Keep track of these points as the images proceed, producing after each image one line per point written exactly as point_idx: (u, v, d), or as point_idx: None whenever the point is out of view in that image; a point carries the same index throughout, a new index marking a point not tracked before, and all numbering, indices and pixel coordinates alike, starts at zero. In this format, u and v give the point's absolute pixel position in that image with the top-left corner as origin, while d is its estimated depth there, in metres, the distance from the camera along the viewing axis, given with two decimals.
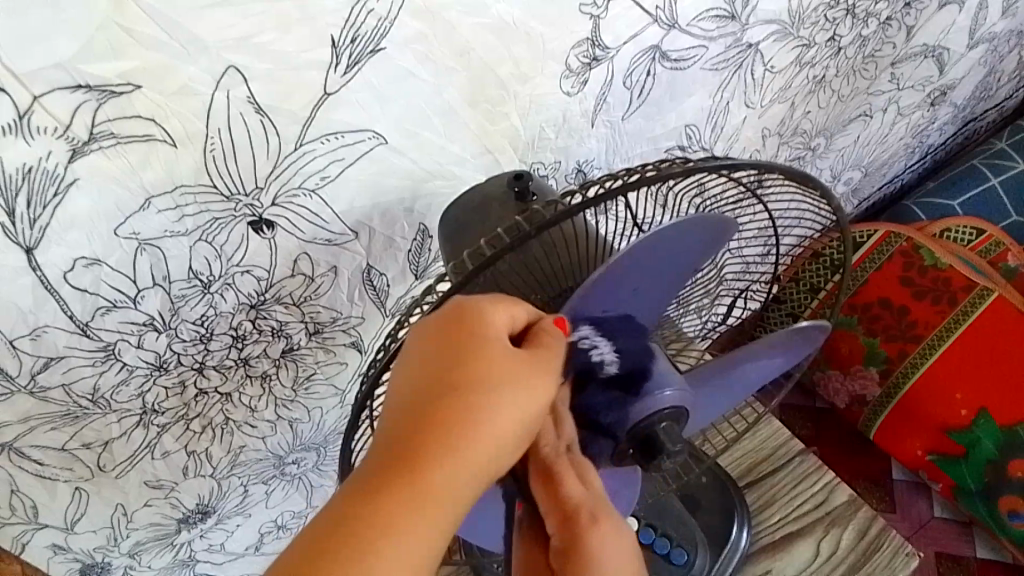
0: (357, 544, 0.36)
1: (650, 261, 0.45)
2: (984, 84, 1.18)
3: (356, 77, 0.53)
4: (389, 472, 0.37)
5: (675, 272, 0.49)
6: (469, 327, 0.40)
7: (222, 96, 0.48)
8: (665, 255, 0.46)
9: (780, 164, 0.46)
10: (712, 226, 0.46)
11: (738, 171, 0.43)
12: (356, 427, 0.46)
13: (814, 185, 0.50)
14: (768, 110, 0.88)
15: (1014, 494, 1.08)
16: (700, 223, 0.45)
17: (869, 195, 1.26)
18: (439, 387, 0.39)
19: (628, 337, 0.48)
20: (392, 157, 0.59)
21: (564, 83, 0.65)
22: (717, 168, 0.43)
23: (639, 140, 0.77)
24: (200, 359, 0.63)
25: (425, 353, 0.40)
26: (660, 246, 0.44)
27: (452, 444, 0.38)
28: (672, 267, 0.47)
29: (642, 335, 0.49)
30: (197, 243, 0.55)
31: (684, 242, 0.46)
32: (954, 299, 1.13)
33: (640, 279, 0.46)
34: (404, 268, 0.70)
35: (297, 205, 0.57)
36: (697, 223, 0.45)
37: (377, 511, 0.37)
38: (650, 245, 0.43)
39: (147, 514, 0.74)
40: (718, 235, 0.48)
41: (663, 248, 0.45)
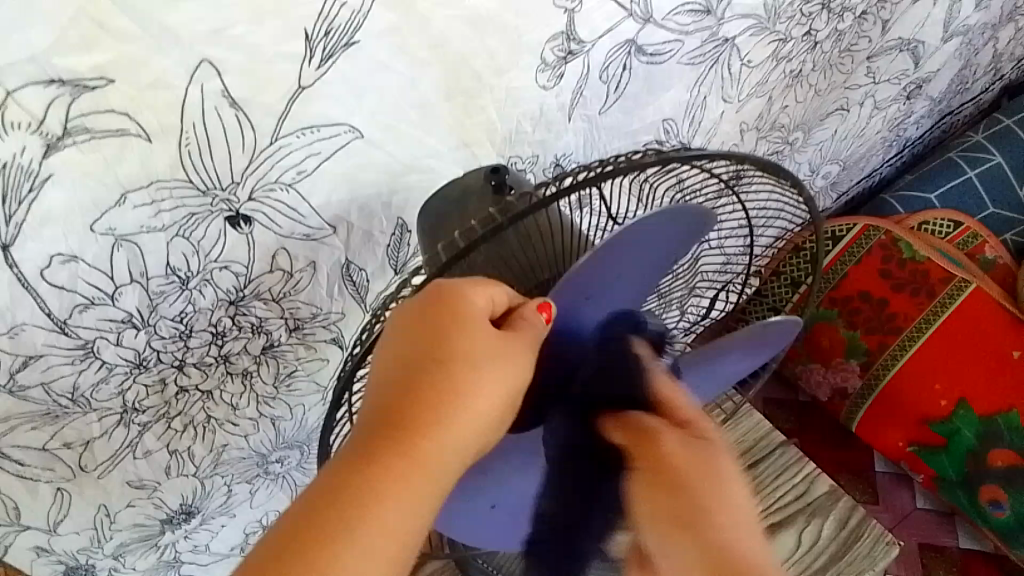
0: (339, 514, 0.37)
1: (630, 254, 0.45)
2: (959, 77, 1.20)
3: (331, 70, 0.53)
4: (368, 456, 0.38)
5: (656, 264, 0.48)
6: (462, 313, 0.40)
7: (196, 90, 0.49)
8: (644, 247, 0.46)
9: (755, 155, 0.47)
10: (691, 217, 0.46)
11: (712, 159, 0.43)
12: (333, 414, 0.46)
13: (788, 177, 0.50)
14: (745, 104, 0.89)
15: (996, 483, 1.09)
16: (678, 214, 0.45)
17: (848, 189, 1.27)
18: (417, 372, 0.40)
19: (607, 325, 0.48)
20: (369, 151, 0.60)
21: (540, 76, 0.66)
22: (691, 157, 0.43)
23: (617, 134, 0.78)
24: (180, 357, 0.63)
25: (404, 337, 0.40)
26: (639, 239, 0.44)
27: (435, 429, 0.39)
28: (652, 260, 0.48)
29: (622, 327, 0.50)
30: (174, 238, 0.55)
31: (663, 234, 0.46)
32: (933, 292, 1.14)
33: (620, 272, 0.46)
34: (383, 263, 0.70)
35: (274, 199, 0.57)
36: (675, 215, 0.45)
37: (361, 494, 0.37)
38: (629, 237, 0.44)
39: (130, 514, 0.74)
40: (697, 228, 0.48)
41: (642, 241, 0.45)
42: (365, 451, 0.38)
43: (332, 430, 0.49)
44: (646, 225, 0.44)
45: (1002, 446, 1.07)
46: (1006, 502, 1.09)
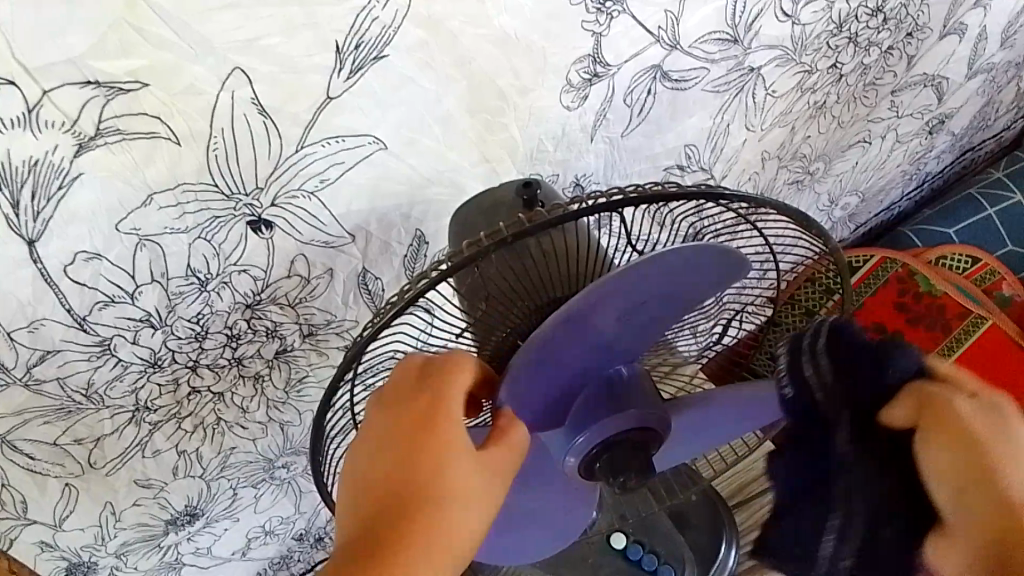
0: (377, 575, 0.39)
1: (659, 278, 0.43)
2: (982, 113, 1.19)
3: (359, 82, 0.54)
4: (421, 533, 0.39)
5: (665, 292, 0.45)
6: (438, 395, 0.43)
7: (227, 97, 0.49)
8: (669, 273, 0.43)
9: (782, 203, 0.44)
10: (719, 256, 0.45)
11: (733, 202, 0.42)
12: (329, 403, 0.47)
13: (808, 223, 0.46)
14: (767, 133, 0.89)
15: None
16: (720, 249, 0.44)
17: (866, 221, 1.27)
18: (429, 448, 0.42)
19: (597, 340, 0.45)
20: (392, 163, 0.60)
21: (564, 97, 0.66)
22: (714, 195, 0.42)
23: (638, 157, 0.78)
24: (194, 358, 0.63)
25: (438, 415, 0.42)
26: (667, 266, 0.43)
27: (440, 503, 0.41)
28: (676, 301, 0.46)
29: (607, 344, 0.46)
30: (196, 241, 0.55)
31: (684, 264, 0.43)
32: (948, 327, 1.11)
33: (631, 300, 0.44)
34: (399, 273, 0.70)
35: (296, 206, 0.58)
36: (711, 250, 0.44)
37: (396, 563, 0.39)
38: (661, 261, 0.42)
39: (135, 513, 0.74)
40: (733, 284, 0.49)
41: (676, 257, 0.43)
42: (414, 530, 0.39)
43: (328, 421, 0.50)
44: (684, 256, 0.43)
45: None
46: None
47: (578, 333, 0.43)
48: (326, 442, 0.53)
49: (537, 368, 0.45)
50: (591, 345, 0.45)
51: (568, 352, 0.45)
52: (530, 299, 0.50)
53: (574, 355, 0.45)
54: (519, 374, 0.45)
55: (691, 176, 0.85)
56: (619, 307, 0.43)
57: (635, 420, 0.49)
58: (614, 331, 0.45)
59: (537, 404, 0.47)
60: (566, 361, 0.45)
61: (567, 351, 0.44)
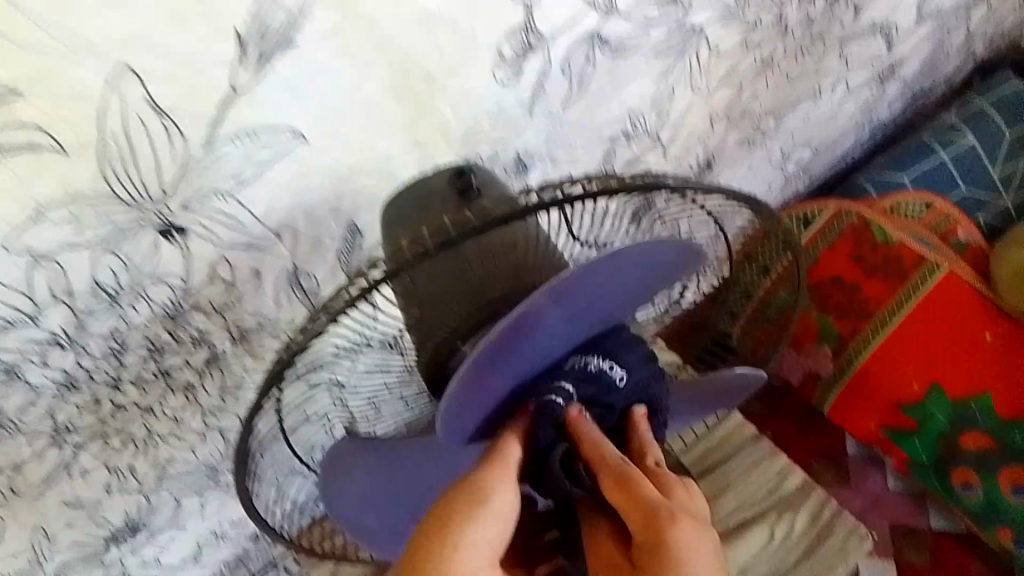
0: None
1: (614, 280, 0.39)
2: (933, 57, 1.17)
3: (267, 73, 0.48)
4: (464, 550, 0.41)
5: (619, 293, 0.41)
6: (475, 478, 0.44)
7: (117, 99, 0.44)
8: (624, 274, 0.40)
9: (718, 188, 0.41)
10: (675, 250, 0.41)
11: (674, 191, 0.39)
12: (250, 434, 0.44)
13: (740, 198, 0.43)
14: (715, 93, 0.85)
15: (1015, 463, 1.00)
16: (678, 245, 0.41)
17: (820, 172, 1.24)
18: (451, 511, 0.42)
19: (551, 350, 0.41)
20: (315, 156, 0.56)
21: (498, 72, 0.62)
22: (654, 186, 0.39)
23: (582, 127, 0.74)
24: (115, 374, 0.59)
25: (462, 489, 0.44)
26: (622, 265, 0.39)
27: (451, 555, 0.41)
28: (626, 302, 0.43)
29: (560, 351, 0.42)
30: (101, 255, 0.50)
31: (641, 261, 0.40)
32: (905, 275, 1.10)
33: (588, 299, 0.39)
34: (335, 267, 0.66)
35: (211, 209, 0.53)
36: (669, 245, 0.40)
37: None
38: (625, 256, 0.38)
39: (71, 534, 0.69)
40: (681, 274, 0.45)
41: (633, 256, 0.39)
42: (461, 535, 0.41)
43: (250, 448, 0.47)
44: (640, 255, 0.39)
45: (975, 430, 1.04)
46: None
47: (530, 344, 0.39)
48: (251, 457, 0.49)
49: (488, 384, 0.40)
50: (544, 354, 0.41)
51: (518, 364, 0.40)
52: (466, 301, 0.46)
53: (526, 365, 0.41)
54: (467, 387, 0.39)
55: (639, 142, 0.82)
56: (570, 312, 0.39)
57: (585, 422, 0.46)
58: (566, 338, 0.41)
59: (475, 414, 0.42)
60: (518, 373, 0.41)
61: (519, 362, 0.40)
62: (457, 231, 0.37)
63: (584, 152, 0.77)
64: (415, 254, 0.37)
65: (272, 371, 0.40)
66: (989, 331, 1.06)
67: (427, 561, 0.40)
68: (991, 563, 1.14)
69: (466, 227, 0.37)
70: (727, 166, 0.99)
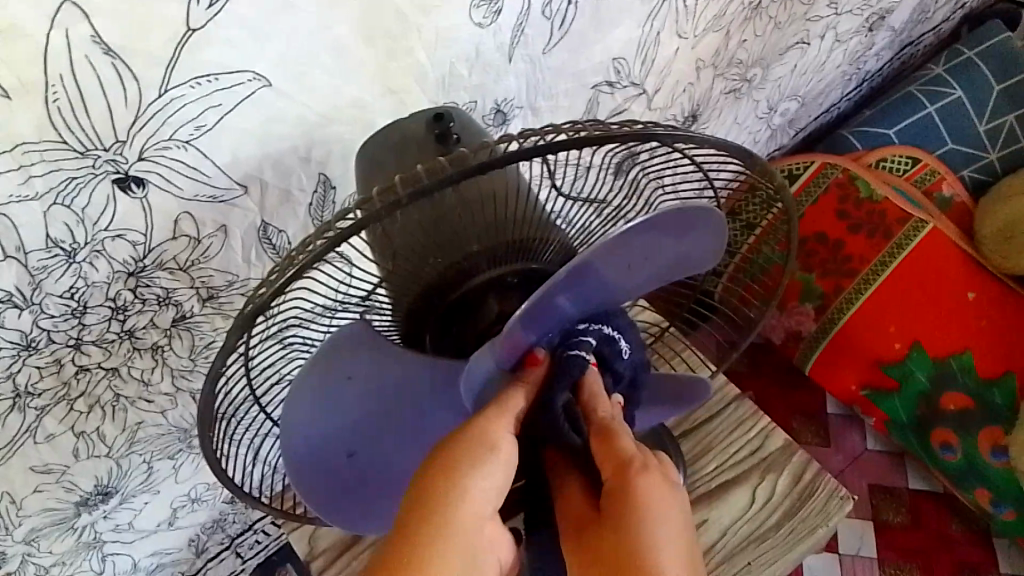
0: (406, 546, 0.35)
1: (645, 239, 0.40)
2: (921, 6, 1.15)
3: (224, 9, 0.45)
4: (471, 500, 0.37)
5: (644, 258, 0.41)
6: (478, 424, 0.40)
7: (60, 37, 0.41)
8: (655, 236, 0.40)
9: (711, 138, 0.39)
10: (702, 221, 0.42)
11: (663, 142, 0.37)
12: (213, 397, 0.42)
13: (731, 150, 0.41)
14: (701, 41, 0.82)
15: (997, 423, 1.00)
16: (722, 224, 0.43)
17: (805, 125, 1.22)
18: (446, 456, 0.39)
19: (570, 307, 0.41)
20: (281, 102, 0.53)
21: (474, 13, 0.59)
22: (642, 137, 0.36)
23: (563, 75, 0.71)
24: (76, 335, 0.56)
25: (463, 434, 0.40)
26: (656, 226, 0.39)
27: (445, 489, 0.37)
28: (659, 275, 0.45)
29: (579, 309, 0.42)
30: (52, 208, 0.47)
31: (674, 226, 0.40)
32: (889, 232, 1.08)
33: (641, 255, 0.41)
34: (306, 223, 0.63)
35: (169, 158, 0.50)
36: (714, 220, 0.43)
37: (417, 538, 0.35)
38: (686, 216, 0.40)
39: (39, 500, 0.67)
40: (700, 256, 0.46)
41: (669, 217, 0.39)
42: (468, 483, 0.37)
43: (216, 412, 0.45)
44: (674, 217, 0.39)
45: (955, 390, 1.03)
46: (1010, 448, 0.99)
47: (555, 292, 0.39)
48: (217, 420, 0.47)
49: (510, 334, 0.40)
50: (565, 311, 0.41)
51: (541, 314, 0.40)
52: (443, 254, 0.43)
53: (547, 317, 0.41)
54: (524, 326, 0.40)
55: (622, 92, 0.79)
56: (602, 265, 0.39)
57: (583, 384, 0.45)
58: (587, 296, 0.41)
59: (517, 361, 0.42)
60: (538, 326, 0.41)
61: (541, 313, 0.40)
62: (433, 179, 0.35)
63: (566, 101, 0.74)
64: (385, 204, 0.35)
65: (233, 329, 0.37)
66: (972, 291, 1.06)
67: (429, 509, 0.36)
68: (966, 520, 1.15)
69: (442, 175, 0.35)
70: (712, 118, 0.97)
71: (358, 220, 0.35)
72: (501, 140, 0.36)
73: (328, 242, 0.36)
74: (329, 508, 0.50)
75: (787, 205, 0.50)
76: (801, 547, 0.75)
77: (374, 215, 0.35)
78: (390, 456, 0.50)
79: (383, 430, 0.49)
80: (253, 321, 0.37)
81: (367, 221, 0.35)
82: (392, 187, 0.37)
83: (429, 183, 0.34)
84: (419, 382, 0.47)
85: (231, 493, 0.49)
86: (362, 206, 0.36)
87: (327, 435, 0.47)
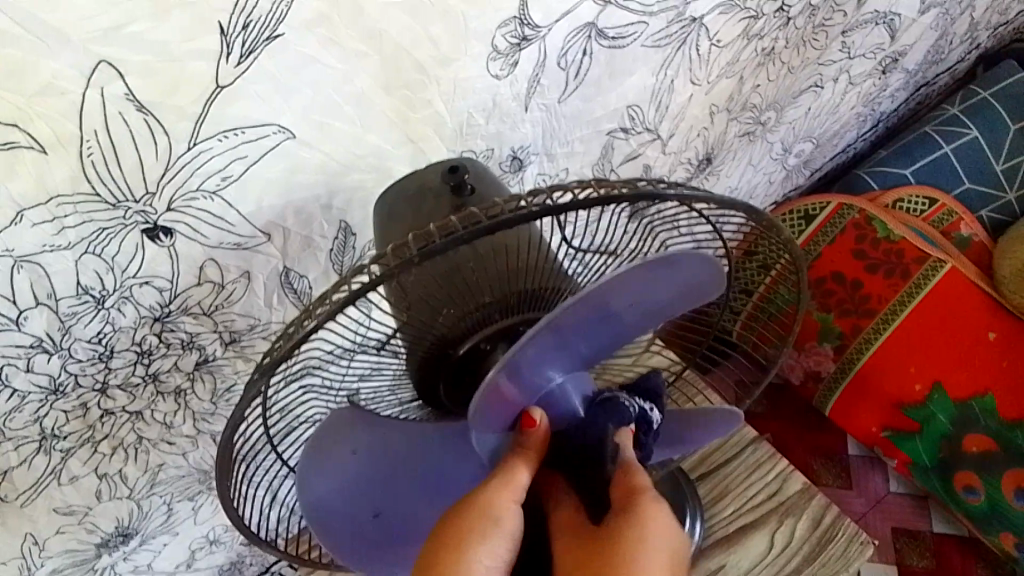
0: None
1: (650, 284, 0.41)
2: (935, 48, 1.16)
3: (252, 66, 0.47)
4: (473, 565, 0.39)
5: (646, 301, 0.42)
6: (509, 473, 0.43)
7: (95, 94, 0.43)
8: (660, 280, 0.41)
9: (715, 195, 0.40)
10: (707, 269, 0.43)
11: (670, 201, 0.38)
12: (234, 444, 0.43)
13: (736, 205, 0.42)
14: (715, 86, 0.83)
15: (1018, 465, 0.98)
16: (724, 274, 0.44)
17: (821, 165, 1.23)
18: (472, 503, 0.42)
19: (572, 346, 0.42)
20: (303, 153, 0.54)
21: (491, 65, 0.61)
22: (649, 196, 0.37)
23: (579, 123, 0.73)
24: (102, 379, 0.57)
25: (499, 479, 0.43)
26: (661, 270, 0.40)
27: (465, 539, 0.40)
28: (660, 310, 0.45)
29: (580, 349, 0.43)
30: (83, 256, 0.49)
31: (677, 273, 0.41)
32: (907, 272, 1.08)
33: (636, 296, 0.41)
34: (326, 269, 0.65)
35: (196, 209, 0.51)
36: (714, 266, 0.43)
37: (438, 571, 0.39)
38: (687, 265, 0.41)
39: (62, 541, 0.67)
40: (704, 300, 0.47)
41: (675, 262, 0.40)
42: (474, 550, 0.39)
43: (235, 458, 0.46)
44: (677, 263, 0.40)
45: (978, 431, 1.02)
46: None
47: (558, 332, 0.40)
48: (236, 467, 0.48)
49: (514, 371, 0.41)
50: (567, 350, 0.42)
51: (544, 353, 0.41)
52: (458, 306, 0.44)
53: (551, 355, 0.42)
54: (513, 365, 0.40)
55: (637, 137, 0.80)
56: (606, 307, 0.40)
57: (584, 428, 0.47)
58: (589, 336, 0.42)
59: (512, 398, 0.43)
60: (542, 363, 0.42)
61: (543, 353, 0.41)
62: (444, 237, 0.36)
63: (582, 147, 0.76)
64: (399, 261, 0.36)
65: (255, 377, 0.38)
66: (993, 330, 1.04)
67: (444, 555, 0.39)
68: (993, 565, 1.13)
69: (454, 234, 0.36)
70: (727, 160, 0.98)
71: (373, 279, 0.36)
72: (514, 199, 0.37)
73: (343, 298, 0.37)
74: (353, 560, 0.53)
75: (798, 252, 0.51)
76: None
77: (390, 272, 0.36)
78: (410, 499, 0.52)
79: (400, 487, 0.52)
80: (273, 371, 0.38)
81: (381, 280, 0.36)
82: (408, 243, 0.38)
83: (440, 243, 0.35)
84: (426, 433, 0.50)
85: (249, 539, 0.50)
86: (381, 262, 0.37)
87: (345, 493, 0.50)
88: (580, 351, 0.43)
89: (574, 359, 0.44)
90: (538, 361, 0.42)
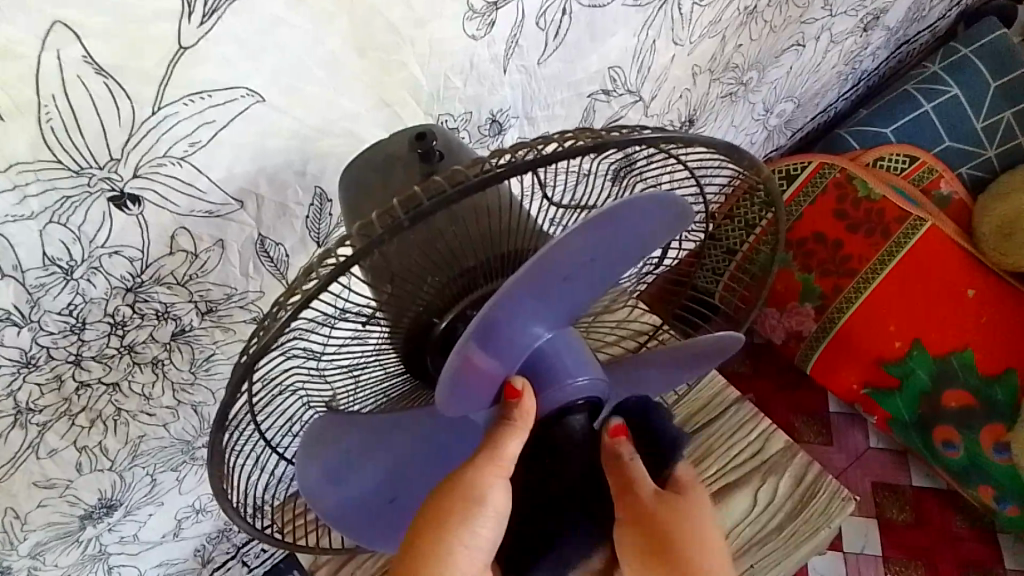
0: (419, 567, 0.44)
1: (614, 234, 0.40)
2: (917, 5, 1.15)
3: (216, 27, 0.46)
4: (458, 551, 0.44)
5: (612, 253, 0.41)
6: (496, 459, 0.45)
7: (52, 57, 0.41)
8: (623, 229, 0.40)
9: (700, 137, 0.39)
10: (669, 213, 0.42)
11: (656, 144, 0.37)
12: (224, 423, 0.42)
13: (716, 146, 0.41)
14: (697, 47, 0.82)
15: (999, 420, 1.01)
16: (688, 215, 0.44)
17: (803, 126, 1.22)
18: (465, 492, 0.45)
19: (540, 306, 0.42)
20: (274, 117, 0.53)
21: (468, 25, 0.59)
22: (632, 143, 0.37)
23: (560, 85, 0.72)
24: (76, 352, 0.56)
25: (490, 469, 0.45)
26: (624, 219, 0.39)
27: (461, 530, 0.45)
28: (627, 263, 0.44)
29: (549, 309, 0.43)
30: (48, 226, 0.47)
31: (641, 220, 0.40)
32: (888, 231, 1.08)
33: (593, 256, 0.40)
34: (304, 237, 0.64)
35: (164, 175, 0.50)
36: (679, 209, 0.42)
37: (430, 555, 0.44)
38: (650, 210, 0.40)
39: (43, 514, 0.67)
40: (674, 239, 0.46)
41: (637, 209, 0.39)
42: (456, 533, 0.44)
43: (225, 445, 0.45)
44: (641, 209, 0.39)
45: (957, 387, 1.04)
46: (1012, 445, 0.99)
47: (525, 293, 0.39)
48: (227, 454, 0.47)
49: (483, 334, 0.40)
50: (535, 311, 0.42)
51: (513, 315, 0.40)
52: (441, 272, 0.44)
53: (520, 316, 0.41)
54: (482, 328, 0.40)
55: (618, 100, 0.79)
56: (570, 262, 0.39)
57: (560, 391, 0.46)
58: (558, 293, 0.42)
59: (488, 367, 0.43)
60: (511, 325, 0.41)
61: (512, 313, 0.40)
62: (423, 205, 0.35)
63: (562, 110, 0.75)
64: (386, 228, 0.35)
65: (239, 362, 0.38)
66: (972, 288, 1.05)
67: (424, 554, 0.44)
68: (971, 517, 1.15)
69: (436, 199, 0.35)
70: (709, 121, 0.97)
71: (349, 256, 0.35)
72: (494, 156, 0.36)
73: (321, 275, 0.36)
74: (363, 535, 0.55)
75: (777, 194, 0.50)
76: (804, 548, 0.76)
77: (369, 246, 0.35)
78: (410, 471, 0.53)
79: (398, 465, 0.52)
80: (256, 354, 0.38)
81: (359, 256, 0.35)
82: (390, 208, 0.37)
83: (428, 205, 0.35)
84: (422, 423, 0.50)
85: (236, 521, 0.50)
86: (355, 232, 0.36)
87: (343, 480, 0.50)
88: (549, 311, 0.43)
89: (543, 320, 0.43)
90: (509, 323, 0.41)
